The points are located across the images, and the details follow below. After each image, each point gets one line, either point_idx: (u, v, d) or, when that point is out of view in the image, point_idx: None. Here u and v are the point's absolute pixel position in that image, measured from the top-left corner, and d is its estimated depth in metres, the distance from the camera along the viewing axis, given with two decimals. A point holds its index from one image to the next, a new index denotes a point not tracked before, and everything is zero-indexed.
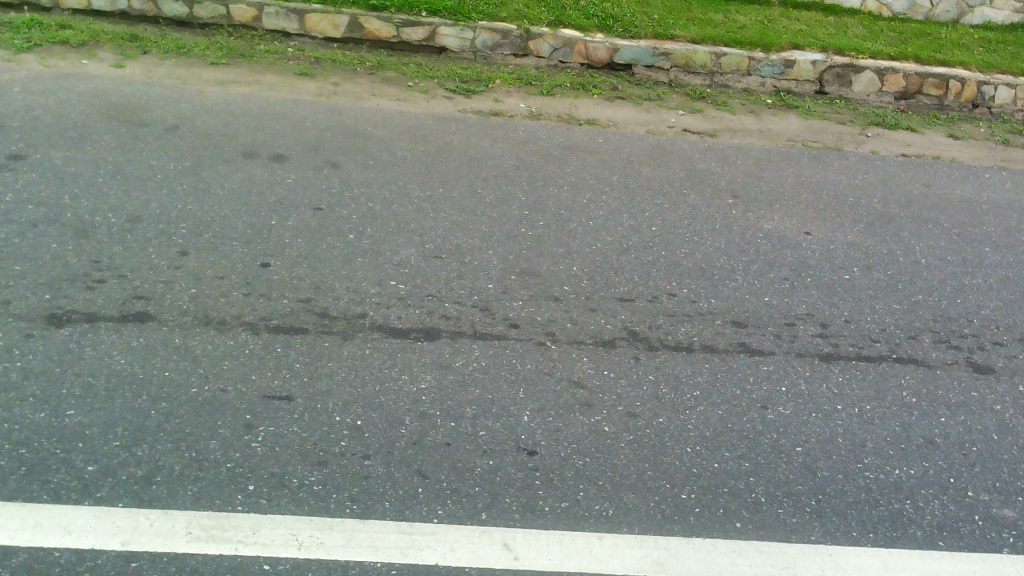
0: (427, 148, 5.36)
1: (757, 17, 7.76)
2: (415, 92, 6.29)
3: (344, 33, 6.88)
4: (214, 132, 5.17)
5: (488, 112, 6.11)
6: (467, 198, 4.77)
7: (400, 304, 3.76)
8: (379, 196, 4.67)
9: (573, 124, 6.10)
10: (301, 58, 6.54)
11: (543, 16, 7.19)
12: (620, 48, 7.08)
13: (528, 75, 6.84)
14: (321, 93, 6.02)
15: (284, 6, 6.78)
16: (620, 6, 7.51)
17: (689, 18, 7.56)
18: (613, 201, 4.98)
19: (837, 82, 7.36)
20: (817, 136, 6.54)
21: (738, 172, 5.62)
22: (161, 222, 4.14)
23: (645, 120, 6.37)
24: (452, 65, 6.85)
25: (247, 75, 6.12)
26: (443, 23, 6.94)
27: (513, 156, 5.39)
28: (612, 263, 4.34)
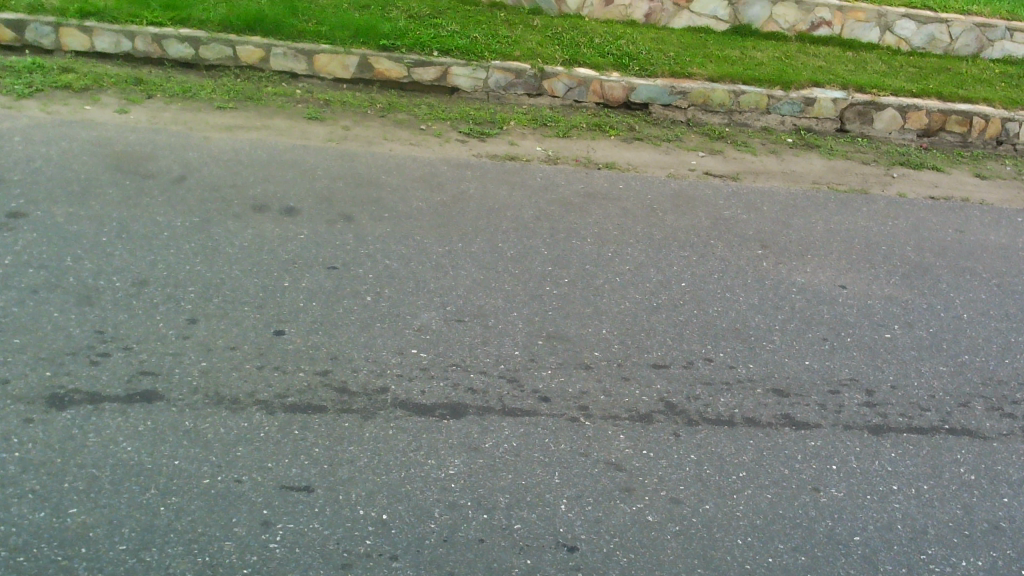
0: (443, 197, 5.17)
1: (775, 53, 7.60)
2: (428, 135, 6.10)
3: (354, 74, 6.70)
4: (221, 182, 4.97)
5: (504, 157, 5.92)
6: (488, 253, 4.57)
7: (424, 376, 3.54)
8: (395, 252, 4.47)
9: (592, 169, 5.92)
10: (311, 100, 6.37)
11: (557, 54, 7.03)
12: (637, 87, 6.91)
13: (543, 116, 6.67)
14: (332, 138, 5.84)
15: (291, 47, 6.61)
16: (635, 43, 7.35)
17: (705, 55, 7.39)
18: (639, 253, 4.77)
19: (859, 120, 7.19)
20: (842, 177, 6.36)
21: (765, 219, 5.42)
22: (168, 285, 3.94)
23: (665, 164, 6.19)
24: (465, 105, 6.67)
25: (255, 120, 5.94)
26: (455, 63, 6.77)
27: (532, 205, 5.20)
28: (643, 324, 4.12)
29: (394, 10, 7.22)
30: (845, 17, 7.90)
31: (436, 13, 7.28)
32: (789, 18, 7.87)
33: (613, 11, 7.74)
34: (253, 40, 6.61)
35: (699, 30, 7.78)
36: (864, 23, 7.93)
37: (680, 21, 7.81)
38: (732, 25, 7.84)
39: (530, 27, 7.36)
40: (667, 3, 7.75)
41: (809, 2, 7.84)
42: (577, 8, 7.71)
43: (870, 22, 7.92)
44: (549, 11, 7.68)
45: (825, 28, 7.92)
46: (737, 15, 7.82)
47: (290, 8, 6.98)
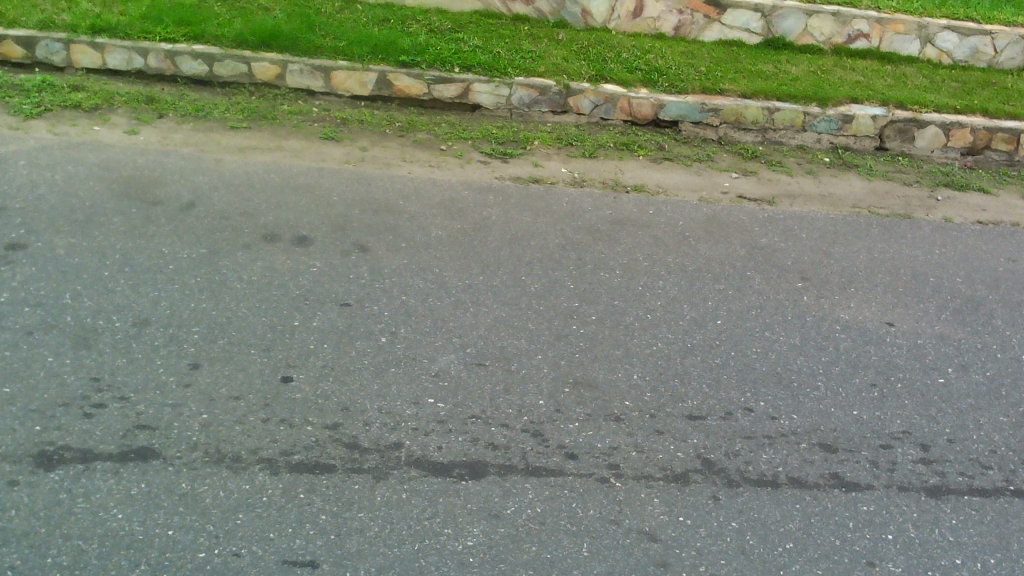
0: (464, 224, 4.91)
1: (810, 68, 7.28)
2: (449, 156, 5.86)
3: (372, 91, 6.48)
4: (232, 209, 4.75)
5: (528, 180, 5.66)
6: (510, 287, 4.30)
7: (441, 430, 3.28)
8: (412, 286, 4.23)
9: (619, 192, 5.64)
10: (327, 119, 6.15)
11: (583, 70, 6.76)
12: (667, 104, 6.63)
13: (568, 135, 6.40)
14: (348, 160, 5.61)
15: (308, 63, 6.39)
16: (664, 58, 7.06)
17: (738, 70, 7.09)
18: (671, 287, 4.49)
19: (899, 138, 6.85)
20: (884, 200, 6.03)
21: (804, 247, 5.12)
22: (170, 325, 3.71)
23: (697, 186, 5.90)
24: (487, 124, 6.42)
25: (270, 140, 5.72)
26: (477, 79, 6.52)
27: (558, 233, 4.92)
28: (676, 368, 3.84)
29: (414, 24, 6.98)
30: (884, 30, 7.55)
31: (457, 27, 7.04)
32: (825, 31, 7.54)
33: (640, 24, 7.46)
34: (269, 56, 6.39)
35: (731, 43, 7.47)
36: (903, 36, 7.58)
37: (710, 34, 7.50)
38: (766, 38, 7.52)
39: (554, 42, 7.09)
40: (698, 15, 7.42)
41: (846, 14, 7.50)
42: (603, 22, 7.45)
43: (910, 34, 7.58)
44: (575, 24, 7.42)
45: (863, 41, 7.58)
46: (770, 28, 7.50)
47: (307, 22, 6.75)
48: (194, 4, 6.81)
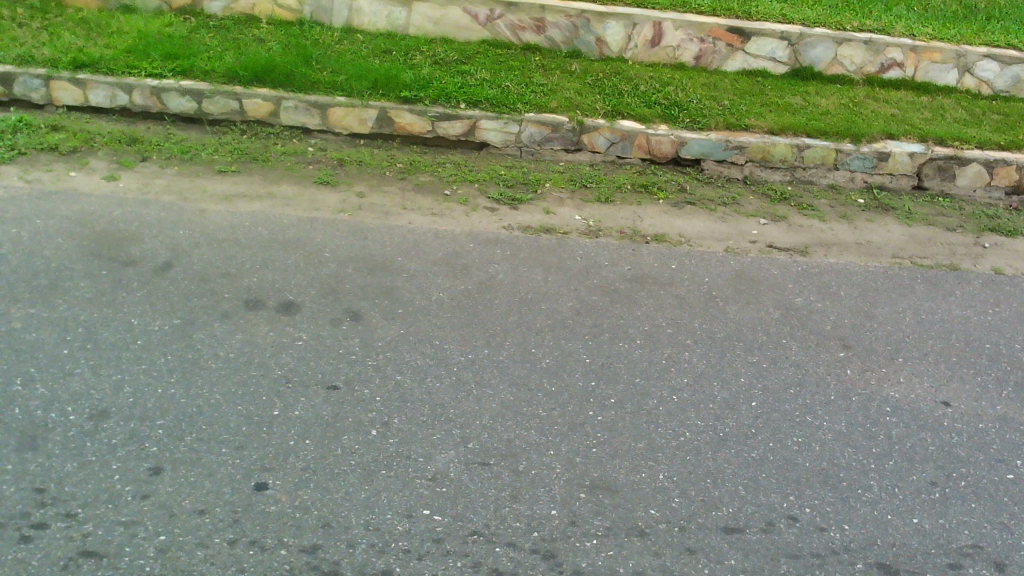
0: (469, 285, 4.46)
1: (841, 100, 6.82)
2: (453, 203, 5.41)
3: (372, 128, 6.05)
4: (212, 270, 4.32)
5: (538, 229, 5.21)
6: (519, 363, 3.85)
7: (438, 553, 2.83)
8: (408, 362, 3.77)
9: (638, 243, 5.17)
10: (323, 161, 5.73)
11: (597, 105, 6.32)
12: (688, 142, 6.18)
13: (582, 176, 5.96)
14: (343, 208, 5.17)
15: (303, 99, 5.97)
16: (684, 90, 6.61)
17: (764, 103, 6.63)
18: (698, 360, 4.02)
19: (938, 177, 6.37)
20: (926, 248, 5.54)
21: (844, 308, 4.64)
22: (131, 417, 3.26)
23: (722, 234, 5.43)
24: (495, 164, 5.98)
25: (259, 186, 5.29)
26: (485, 116, 6.08)
27: (571, 294, 4.46)
28: (708, 465, 3.36)
29: (418, 55, 6.55)
30: (919, 59, 7.08)
31: (464, 58, 6.60)
32: (856, 60, 7.07)
33: (659, 53, 6.97)
34: (262, 92, 5.97)
35: (755, 74, 7.01)
36: (940, 65, 7.10)
37: (734, 63, 7.03)
38: (792, 67, 7.06)
39: (567, 73, 6.65)
40: (719, 44, 6.96)
41: (878, 42, 7.03)
42: (619, 51, 6.95)
43: (947, 63, 7.10)
44: (589, 53, 6.93)
45: (897, 70, 7.11)
46: (797, 57, 7.03)
47: (302, 54, 6.32)
48: (183, 36, 6.40)
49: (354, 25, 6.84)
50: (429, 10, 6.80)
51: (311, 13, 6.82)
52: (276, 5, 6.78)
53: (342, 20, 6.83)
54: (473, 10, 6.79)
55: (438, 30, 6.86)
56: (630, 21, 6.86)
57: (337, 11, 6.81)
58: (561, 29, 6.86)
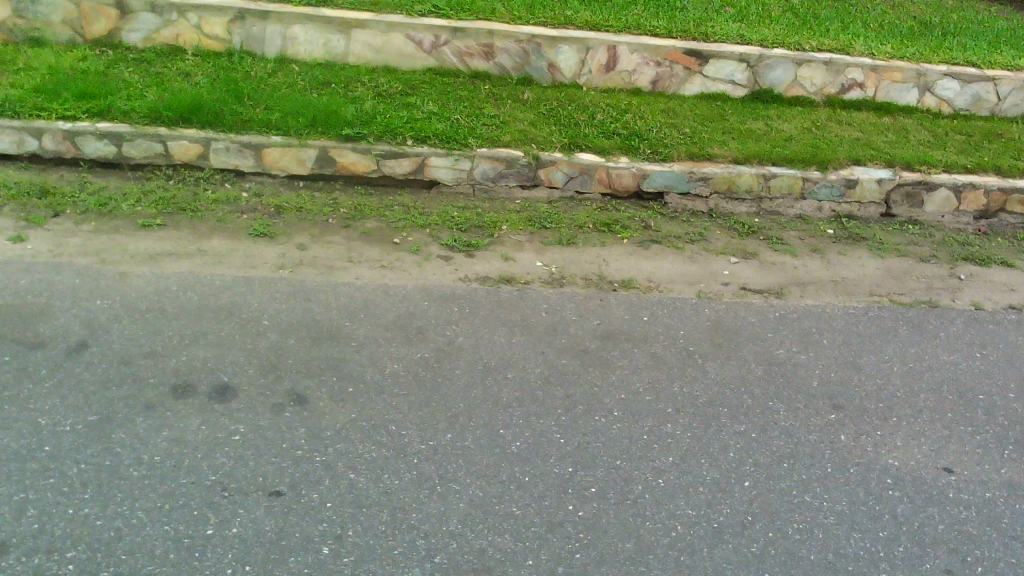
0: (426, 353, 4.04)
1: (803, 124, 6.57)
2: (404, 253, 4.98)
3: (312, 168, 5.59)
4: (134, 349, 3.82)
5: (498, 279, 4.82)
6: (487, 449, 3.44)
7: None
8: (361, 456, 3.33)
9: (606, 291, 4.81)
10: (259, 208, 5.25)
11: (553, 137, 5.95)
12: (650, 174, 5.85)
13: (541, 215, 5.58)
14: (283, 265, 4.71)
15: (235, 140, 5.48)
16: (643, 117, 6.28)
17: (725, 129, 6.34)
18: (682, 433, 3.66)
19: (907, 203, 6.15)
20: (903, 283, 5.29)
21: (829, 360, 4.34)
22: (36, 550, 2.78)
23: (693, 276, 5.11)
24: (447, 205, 5.57)
25: (188, 241, 4.79)
26: (434, 153, 5.66)
27: (539, 359, 4.07)
28: (705, 568, 3.01)
29: (359, 87, 6.10)
30: (880, 79, 6.87)
31: (409, 88, 6.17)
32: (816, 81, 6.83)
33: (614, 78, 6.64)
34: (188, 133, 5.46)
35: (715, 98, 6.73)
36: (901, 84, 6.91)
37: (691, 86, 6.73)
38: (751, 90, 6.79)
39: (519, 102, 6.27)
40: (677, 67, 6.65)
41: (838, 62, 6.80)
42: (573, 77, 6.59)
43: (907, 83, 6.91)
44: (541, 80, 6.56)
45: (858, 91, 6.89)
46: (756, 79, 6.76)
47: (232, 89, 5.81)
48: (99, 71, 5.84)
49: (289, 55, 6.33)
50: (370, 37, 6.32)
51: (241, 43, 6.27)
52: (202, 35, 6.21)
53: (275, 50, 6.31)
54: (417, 36, 6.35)
55: (380, 58, 6.40)
56: (583, 45, 6.50)
57: (270, 40, 6.28)
58: (511, 55, 6.47)
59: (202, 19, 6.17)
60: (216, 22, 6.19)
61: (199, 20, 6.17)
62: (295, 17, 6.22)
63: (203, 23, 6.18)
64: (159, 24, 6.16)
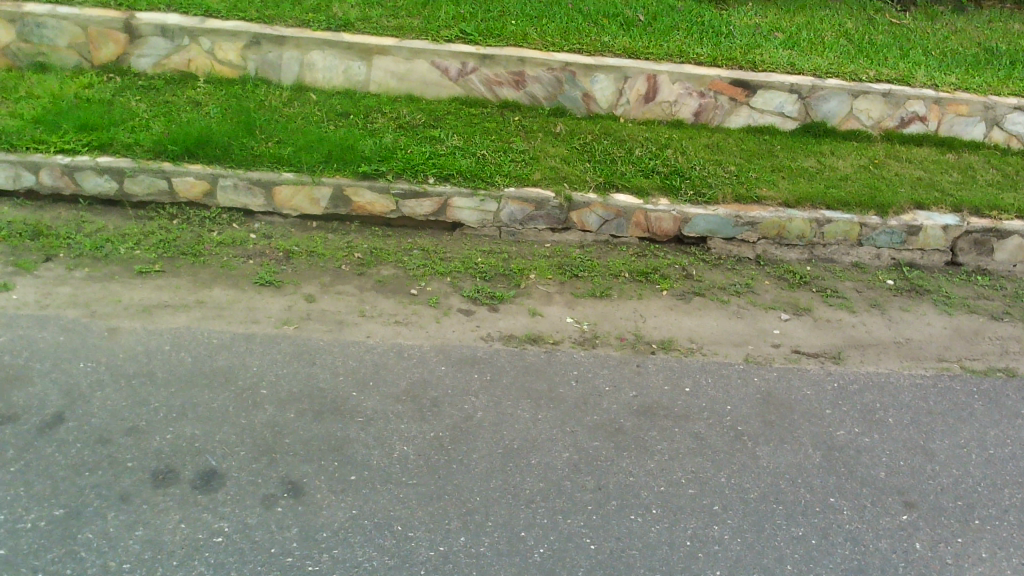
0: (441, 431, 3.59)
1: (859, 162, 6.05)
2: (421, 305, 4.55)
3: (326, 208, 5.20)
4: (114, 424, 3.42)
5: (523, 339, 4.36)
6: (506, 558, 3.00)
7: None
8: (361, 567, 2.89)
9: (643, 354, 4.34)
10: (268, 252, 4.86)
11: (587, 175, 5.49)
12: (692, 218, 5.37)
13: (572, 262, 5.13)
14: (288, 319, 4.30)
15: (243, 177, 5.10)
16: (684, 154, 5.81)
17: (774, 167, 5.84)
18: (731, 539, 3.18)
19: (975, 251, 5.60)
20: (975, 346, 4.76)
21: (897, 443, 3.83)
22: None
23: (739, 336, 4.62)
24: (470, 250, 5.14)
25: (187, 291, 4.41)
26: (457, 193, 5.24)
27: (567, 440, 3.61)
28: None
29: (380, 119, 5.69)
30: (943, 112, 6.33)
31: (432, 120, 5.76)
32: (873, 113, 6.31)
33: (653, 109, 6.17)
34: (194, 169, 5.09)
35: (763, 132, 6.23)
36: (966, 118, 6.36)
37: (737, 118, 6.24)
38: (802, 123, 6.28)
39: (551, 136, 5.83)
40: (722, 98, 6.16)
41: (898, 94, 6.27)
42: (609, 108, 6.13)
43: (973, 116, 6.36)
44: (574, 110, 6.11)
45: (918, 124, 6.36)
46: (808, 111, 6.26)
47: (244, 120, 5.42)
48: (104, 100, 5.50)
49: (307, 82, 5.94)
50: (392, 63, 5.91)
51: (256, 70, 5.89)
52: (215, 60, 5.85)
53: (291, 77, 5.92)
54: (443, 64, 5.93)
55: (403, 86, 5.99)
56: (621, 74, 6.04)
57: (287, 67, 5.90)
58: (543, 84, 6.02)
59: (215, 44, 5.80)
60: (230, 47, 5.82)
61: (212, 45, 5.80)
62: (314, 42, 5.83)
63: (216, 48, 5.82)
64: (170, 49, 5.80)
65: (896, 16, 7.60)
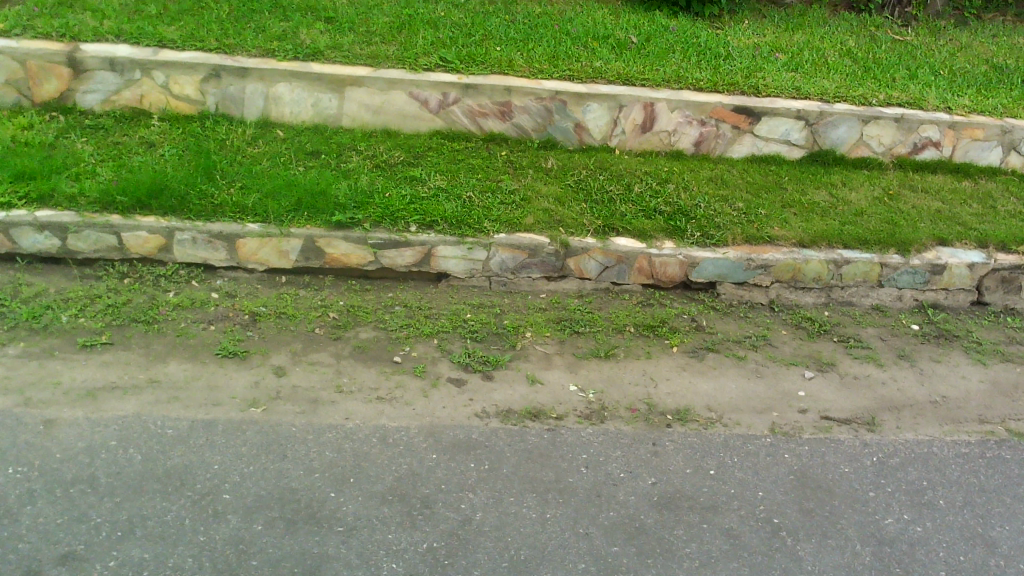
0: (438, 541, 3.09)
1: (873, 193, 5.62)
2: (407, 375, 4.04)
3: (296, 261, 4.67)
4: (46, 552, 2.88)
5: (523, 413, 3.86)
6: None
7: None
8: None
9: (659, 427, 3.86)
10: (231, 315, 4.32)
11: (584, 217, 5.01)
12: (700, 262, 4.91)
13: (571, 315, 4.64)
14: (255, 399, 3.77)
15: (202, 230, 4.55)
16: (687, 189, 5.34)
17: (784, 201, 5.40)
18: None
19: (1002, 289, 5.19)
20: (1017, 402, 4.33)
21: (952, 533, 3.39)
22: None
23: (761, 400, 4.15)
24: (457, 304, 4.64)
25: (138, 368, 3.86)
26: (442, 241, 4.73)
27: (582, 548, 3.12)
28: None
29: (354, 158, 5.17)
30: (958, 137, 5.94)
31: (411, 158, 5.25)
32: (884, 140, 5.89)
33: (651, 139, 5.70)
34: (146, 221, 4.54)
35: (768, 161, 5.79)
36: (982, 143, 5.98)
37: (741, 147, 5.79)
38: (810, 151, 5.85)
39: (542, 172, 5.34)
40: (724, 126, 5.72)
41: (911, 118, 5.86)
42: (603, 138, 5.66)
43: (990, 140, 5.98)
44: (566, 142, 5.63)
45: (932, 150, 5.96)
46: (816, 138, 5.83)
47: (202, 163, 4.87)
48: (45, 144, 4.93)
49: (272, 118, 5.40)
50: (367, 95, 5.40)
51: (216, 105, 5.35)
52: (170, 95, 5.30)
53: (255, 112, 5.39)
54: (422, 95, 5.42)
55: (378, 120, 5.48)
56: (615, 102, 5.57)
57: (250, 101, 5.36)
58: (531, 115, 5.54)
59: (170, 78, 5.26)
60: (187, 81, 5.27)
61: (167, 79, 5.26)
62: (279, 74, 5.30)
63: (172, 82, 5.27)
64: (120, 84, 5.24)
65: (899, 32, 7.21)
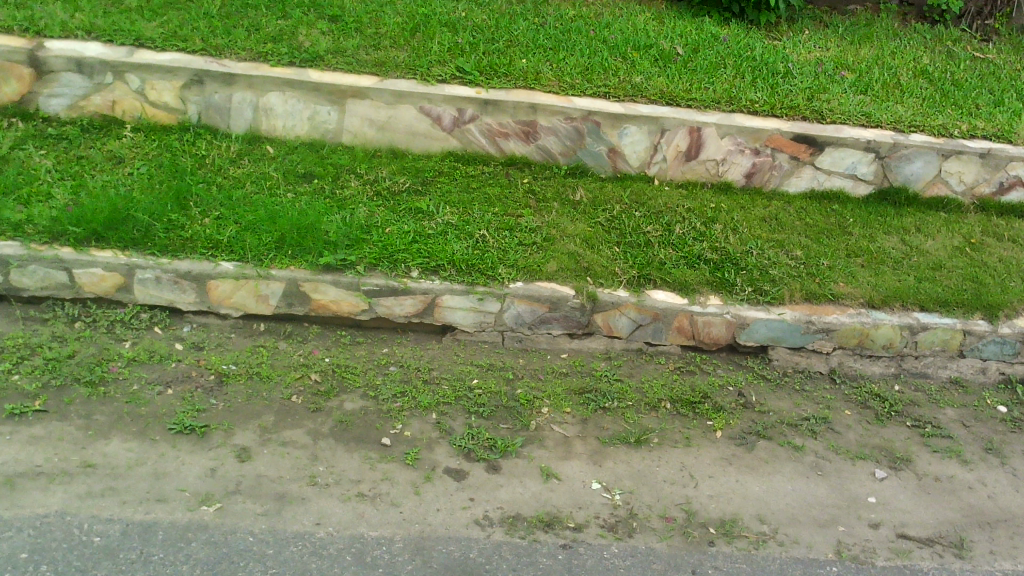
0: None
1: (953, 240, 4.84)
2: (397, 463, 3.36)
3: (277, 307, 3.99)
4: None
5: (535, 520, 3.17)
6: None
7: None
8: None
9: (700, 547, 3.15)
10: (196, 375, 3.66)
11: (616, 264, 4.28)
12: (750, 323, 4.17)
13: (596, 384, 3.93)
14: (208, 492, 3.10)
15: (168, 268, 3.88)
16: (737, 231, 4.59)
17: (849, 249, 4.63)
18: None
19: None
20: None
21: None
22: None
23: (825, 508, 3.42)
24: (463, 365, 3.94)
25: (72, 446, 3.21)
26: (448, 289, 4.02)
27: None
28: None
29: (352, 183, 4.48)
30: None
31: (418, 185, 4.54)
32: (966, 177, 5.10)
33: (696, 169, 4.95)
34: (103, 256, 3.87)
35: (830, 197, 5.02)
36: None
37: (799, 181, 5.02)
38: (879, 188, 5.08)
39: (568, 206, 4.61)
40: (780, 156, 4.95)
41: (999, 154, 5.07)
42: (640, 166, 4.91)
43: None
44: (598, 169, 4.89)
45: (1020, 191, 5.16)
46: (886, 174, 5.05)
47: (175, 186, 4.20)
48: None
49: (262, 132, 4.71)
50: (371, 110, 4.69)
51: (198, 115, 4.66)
52: (146, 103, 4.62)
53: (243, 125, 4.70)
54: (434, 111, 4.71)
55: (384, 138, 4.77)
56: (657, 126, 4.83)
57: (236, 112, 4.67)
58: (559, 137, 4.81)
59: (146, 83, 4.58)
60: (165, 87, 4.59)
61: (142, 84, 4.58)
62: (271, 82, 4.60)
63: (148, 88, 4.59)
64: (88, 88, 4.58)
65: (979, 48, 6.38)
